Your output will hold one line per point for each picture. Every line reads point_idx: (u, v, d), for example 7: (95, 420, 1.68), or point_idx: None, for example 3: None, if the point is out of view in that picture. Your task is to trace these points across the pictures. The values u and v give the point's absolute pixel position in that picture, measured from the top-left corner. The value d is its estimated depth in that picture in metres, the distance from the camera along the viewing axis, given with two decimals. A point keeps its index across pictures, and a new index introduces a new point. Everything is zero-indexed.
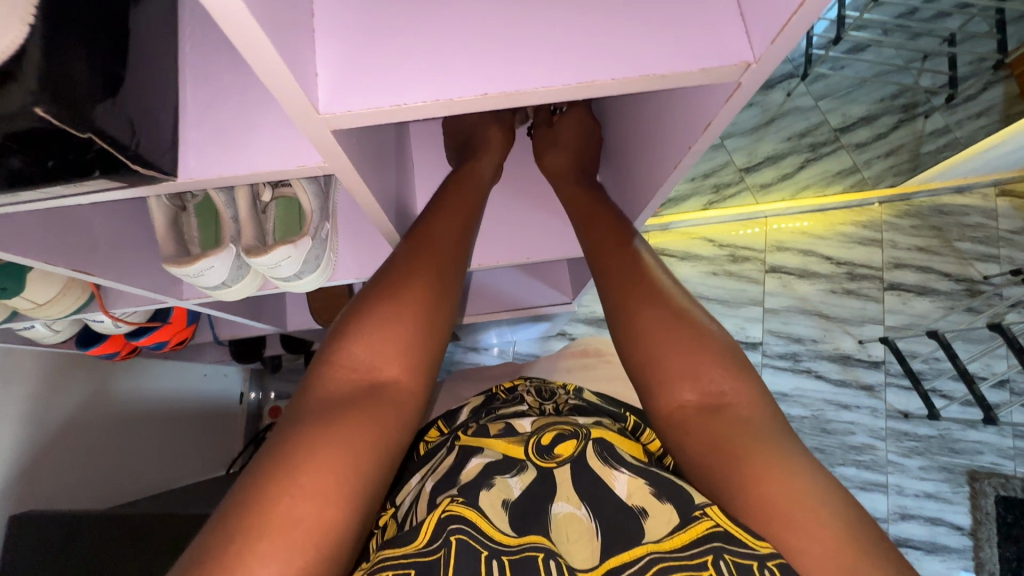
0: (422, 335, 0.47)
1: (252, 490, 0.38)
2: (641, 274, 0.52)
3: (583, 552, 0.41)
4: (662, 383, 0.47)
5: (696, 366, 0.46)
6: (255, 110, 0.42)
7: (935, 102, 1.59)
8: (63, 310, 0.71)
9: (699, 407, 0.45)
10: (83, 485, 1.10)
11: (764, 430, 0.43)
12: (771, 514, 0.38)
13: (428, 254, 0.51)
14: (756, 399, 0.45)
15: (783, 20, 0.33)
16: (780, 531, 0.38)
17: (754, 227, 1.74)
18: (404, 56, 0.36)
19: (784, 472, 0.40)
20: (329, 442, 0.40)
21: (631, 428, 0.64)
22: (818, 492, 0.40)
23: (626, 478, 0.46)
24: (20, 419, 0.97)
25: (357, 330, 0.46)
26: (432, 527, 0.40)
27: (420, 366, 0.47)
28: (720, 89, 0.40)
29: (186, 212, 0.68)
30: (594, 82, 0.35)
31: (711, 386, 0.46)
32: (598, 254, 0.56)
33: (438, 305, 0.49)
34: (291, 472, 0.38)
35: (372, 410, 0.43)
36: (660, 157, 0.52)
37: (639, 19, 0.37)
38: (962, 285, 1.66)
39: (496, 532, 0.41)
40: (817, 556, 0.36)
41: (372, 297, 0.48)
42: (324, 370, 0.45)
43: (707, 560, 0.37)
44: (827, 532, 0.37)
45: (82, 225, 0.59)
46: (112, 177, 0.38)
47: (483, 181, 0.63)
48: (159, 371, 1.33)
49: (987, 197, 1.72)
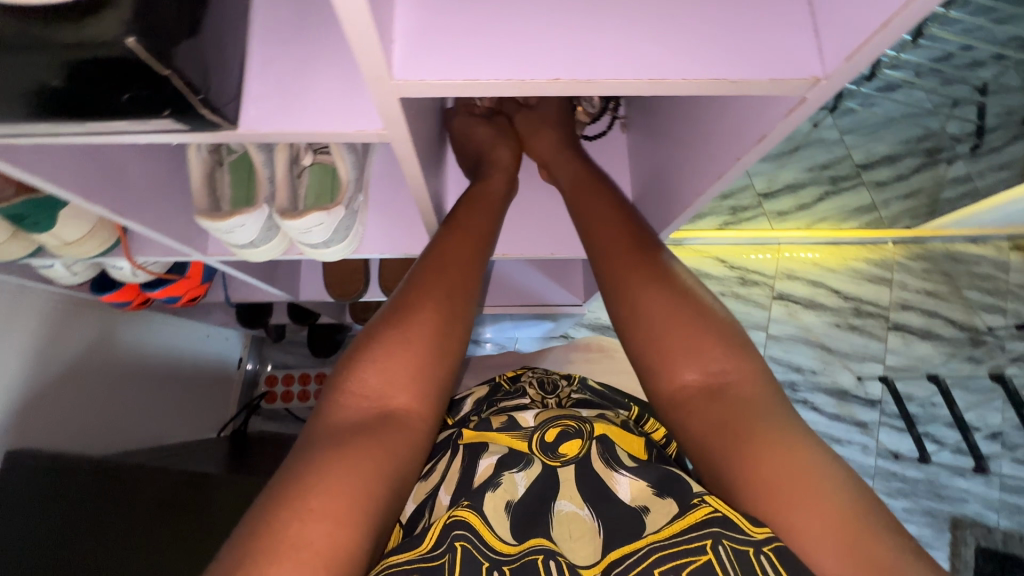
0: (433, 361, 0.47)
1: (263, 514, 0.37)
2: (647, 261, 0.52)
3: (585, 549, 0.42)
4: (664, 363, 0.47)
5: (697, 345, 0.46)
6: (318, 73, 0.42)
7: (959, 149, 1.64)
8: (88, 252, 0.70)
9: (701, 388, 0.45)
10: (82, 430, 1.09)
11: (766, 407, 0.43)
12: (768, 490, 0.38)
13: (443, 275, 0.50)
14: (757, 378, 0.45)
15: (862, 39, 0.34)
16: (778, 508, 0.37)
17: (766, 253, 1.71)
18: (478, 32, 0.36)
19: (787, 450, 0.39)
20: (341, 468, 0.39)
21: (635, 419, 0.65)
22: (820, 468, 0.39)
23: (628, 482, 0.46)
24: (27, 356, 0.97)
25: (369, 355, 0.46)
26: (437, 532, 0.40)
27: (429, 393, 0.47)
28: (782, 102, 0.41)
29: (221, 168, 0.68)
30: (666, 79, 0.35)
31: (713, 365, 0.45)
32: (605, 250, 0.55)
33: (450, 330, 0.48)
34: (302, 496, 0.37)
35: (383, 437, 0.43)
36: (708, 166, 0.52)
37: (713, 24, 0.37)
38: (966, 334, 1.64)
39: (497, 540, 0.41)
40: (816, 532, 0.35)
41: (383, 324, 0.48)
42: (336, 397, 0.45)
43: (706, 544, 0.36)
44: (827, 507, 0.36)
45: (122, 167, 0.60)
46: (179, 119, 0.38)
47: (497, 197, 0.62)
48: (163, 327, 1.33)
49: (1001, 249, 1.70)
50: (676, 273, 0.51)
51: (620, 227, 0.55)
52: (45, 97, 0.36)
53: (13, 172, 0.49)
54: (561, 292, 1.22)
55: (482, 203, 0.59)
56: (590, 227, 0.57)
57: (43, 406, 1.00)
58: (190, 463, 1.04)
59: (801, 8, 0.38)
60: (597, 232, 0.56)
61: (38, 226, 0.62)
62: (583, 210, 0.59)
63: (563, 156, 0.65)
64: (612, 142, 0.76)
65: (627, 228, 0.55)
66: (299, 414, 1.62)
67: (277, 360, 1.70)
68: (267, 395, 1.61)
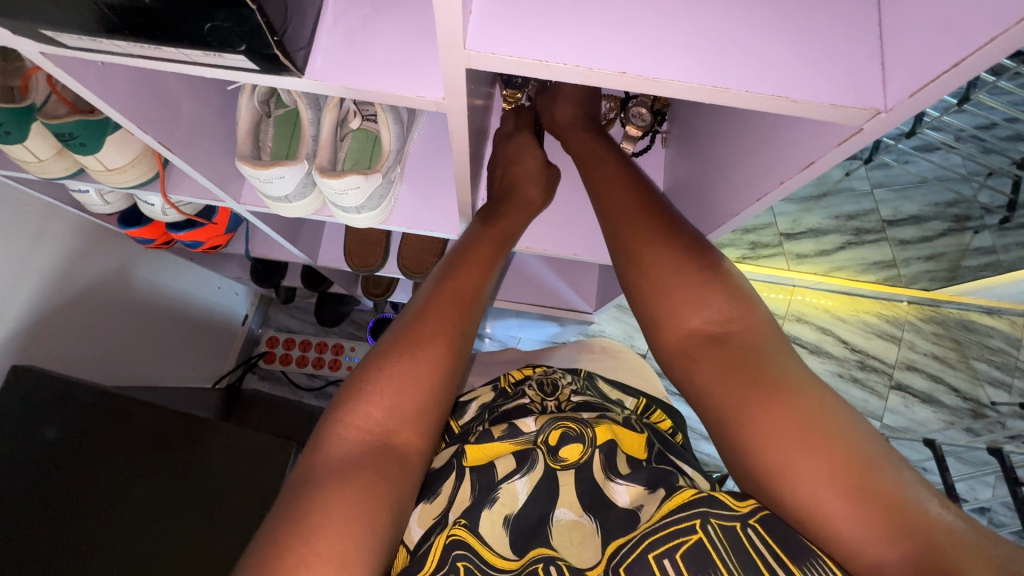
0: (434, 394, 0.46)
1: (269, 553, 0.37)
2: (651, 212, 0.51)
3: (585, 552, 0.44)
4: (669, 315, 0.46)
5: (703, 294, 0.46)
6: (389, 36, 0.44)
7: (988, 220, 1.66)
8: (128, 181, 0.71)
9: (707, 336, 0.44)
10: (85, 355, 1.10)
11: (769, 348, 0.43)
12: (775, 435, 0.38)
13: (450, 308, 0.50)
14: (760, 323, 0.45)
15: (927, 79, 0.34)
16: (785, 454, 0.38)
17: (779, 292, 1.68)
18: (553, 13, 0.38)
19: (795, 391, 0.40)
20: (343, 508, 0.39)
21: (642, 410, 0.67)
22: (830, 410, 0.39)
23: (626, 489, 0.48)
24: (46, 275, 0.98)
25: (370, 387, 0.45)
26: (439, 552, 0.41)
27: (430, 426, 0.46)
28: (835, 131, 0.41)
29: (268, 120, 0.69)
30: (729, 89, 0.37)
31: (719, 316, 0.45)
32: (612, 204, 0.54)
33: (452, 360, 0.48)
34: (307, 538, 0.38)
35: (384, 471, 0.42)
36: (747, 185, 0.53)
37: (784, 43, 0.38)
38: (968, 404, 1.63)
39: (495, 557, 0.42)
40: (824, 476, 0.36)
41: (384, 356, 0.47)
42: (335, 428, 0.44)
43: (695, 524, 0.39)
44: (835, 451, 0.37)
45: (173, 102, 0.60)
46: (252, 56, 0.39)
47: (517, 227, 0.62)
48: (177, 269, 1.34)
49: (1015, 325, 1.70)
50: (684, 228, 0.51)
51: (632, 190, 0.54)
52: (131, 12, 0.37)
53: (70, 84, 0.49)
54: (573, 296, 1.22)
55: (499, 241, 0.59)
56: (601, 193, 0.55)
57: (53, 325, 1.00)
58: (183, 405, 1.04)
59: (872, 41, 0.39)
60: (610, 196, 0.54)
61: (84, 148, 0.63)
62: (595, 170, 0.59)
63: (576, 124, 0.67)
64: (653, 158, 0.76)
65: (639, 189, 0.54)
66: (294, 378, 1.63)
67: (281, 323, 1.72)
68: (265, 355, 1.62)
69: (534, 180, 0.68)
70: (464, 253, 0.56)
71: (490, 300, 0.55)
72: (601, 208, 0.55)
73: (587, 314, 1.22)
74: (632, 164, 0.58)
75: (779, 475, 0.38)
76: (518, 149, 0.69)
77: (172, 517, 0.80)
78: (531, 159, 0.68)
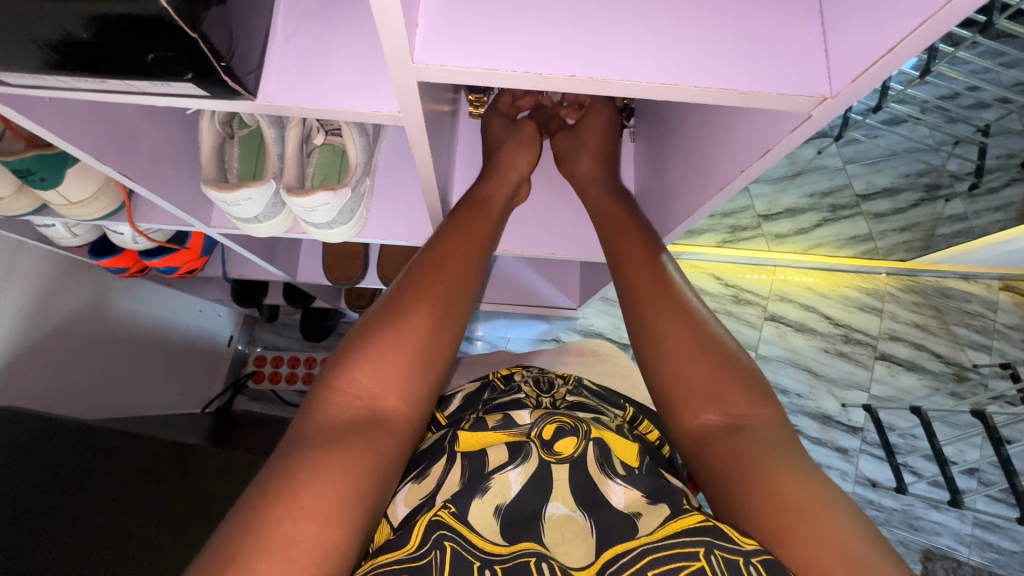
0: (426, 360, 0.46)
1: (254, 502, 0.37)
2: (670, 289, 0.53)
3: (577, 551, 0.43)
4: (686, 402, 0.48)
5: (721, 390, 0.47)
6: (341, 52, 0.44)
7: (958, 187, 1.60)
8: (93, 214, 0.70)
9: (720, 428, 0.46)
10: (64, 392, 1.07)
11: (781, 445, 0.44)
12: (777, 515, 0.40)
13: (442, 280, 0.50)
14: (775, 421, 0.46)
15: (867, 63, 0.35)
16: (789, 535, 0.39)
17: (761, 273, 1.73)
18: (502, 20, 0.38)
19: (801, 479, 0.42)
20: (332, 466, 0.39)
21: (630, 420, 0.66)
22: (829, 500, 0.41)
23: (622, 490, 0.47)
24: (20, 313, 0.96)
25: (361, 354, 0.45)
26: (422, 529, 0.41)
27: (421, 394, 0.45)
28: (787, 119, 0.42)
29: (232, 142, 0.68)
30: (678, 85, 0.37)
31: (734, 409, 0.46)
32: (633, 278, 0.55)
33: (444, 329, 0.47)
34: (294, 493, 0.37)
35: (372, 438, 0.41)
36: (711, 176, 0.54)
37: (728, 35, 0.39)
38: (951, 368, 1.66)
39: (486, 543, 0.42)
40: (818, 547, 0.38)
41: (376, 322, 0.46)
42: (327, 394, 0.44)
43: (699, 551, 0.38)
44: (829, 529, 0.38)
45: (131, 130, 0.59)
46: (200, 83, 0.39)
47: (493, 214, 0.61)
48: (153, 295, 1.32)
49: (990, 288, 1.73)
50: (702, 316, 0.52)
51: (648, 271, 0.55)
52: (70, 49, 0.37)
53: (23, 122, 0.49)
54: (557, 294, 1.22)
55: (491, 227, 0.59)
56: (622, 262, 0.57)
57: (29, 364, 0.98)
58: (169, 435, 1.03)
59: (814, 27, 0.39)
60: (632, 270, 0.56)
61: (44, 183, 0.62)
62: (621, 235, 0.60)
63: (594, 175, 0.67)
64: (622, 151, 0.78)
65: (654, 264, 0.55)
66: (285, 397, 1.61)
67: (268, 341, 1.70)
68: (254, 376, 1.61)
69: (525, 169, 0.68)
70: (456, 227, 0.56)
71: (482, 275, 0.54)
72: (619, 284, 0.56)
73: (573, 310, 1.23)
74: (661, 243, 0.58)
75: (778, 539, 0.39)
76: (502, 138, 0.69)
77: (144, 532, 0.77)
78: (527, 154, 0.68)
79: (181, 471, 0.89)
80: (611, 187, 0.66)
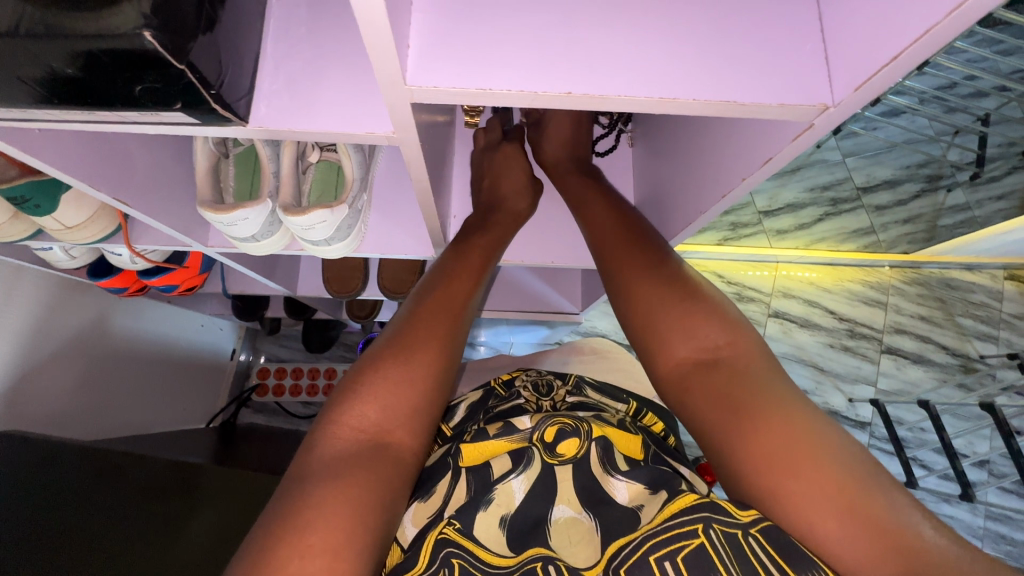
0: (428, 393, 0.46)
1: (262, 547, 0.36)
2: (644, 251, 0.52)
3: (584, 552, 0.42)
4: (659, 344, 0.46)
5: (692, 326, 0.46)
6: (331, 73, 0.43)
7: (959, 177, 1.58)
8: (89, 237, 0.69)
9: (700, 364, 0.44)
10: (67, 414, 1.07)
11: (760, 377, 0.42)
12: (765, 462, 0.38)
13: (440, 310, 0.50)
14: (753, 351, 0.44)
15: (869, 73, 0.35)
16: (779, 482, 0.37)
17: (763, 269, 1.73)
18: (493, 39, 0.38)
19: (784, 417, 0.39)
20: (338, 499, 0.38)
21: (634, 414, 0.65)
22: (814, 434, 0.39)
23: (625, 486, 0.46)
24: (21, 336, 0.95)
25: (363, 388, 0.44)
26: (430, 550, 0.40)
27: (424, 424, 0.45)
28: (788, 127, 0.41)
29: (227, 161, 0.68)
30: (676, 99, 0.37)
31: (708, 342, 0.45)
32: (609, 242, 0.55)
33: (446, 360, 0.48)
34: (299, 532, 0.36)
35: (377, 468, 0.41)
36: (711, 185, 0.53)
37: (723, 44, 0.38)
38: (958, 360, 1.65)
39: (494, 557, 0.41)
40: (809, 496, 0.36)
41: (378, 357, 0.46)
42: (328, 429, 0.43)
43: (697, 528, 0.37)
44: (823, 473, 0.37)
45: (124, 154, 0.58)
46: (190, 112, 0.39)
47: (507, 235, 0.63)
48: (153, 312, 1.31)
49: (995, 278, 1.71)
50: (674, 262, 0.52)
51: (620, 235, 0.55)
52: (55, 83, 0.36)
53: (15, 153, 0.48)
54: (559, 298, 1.22)
55: (486, 251, 0.59)
56: (598, 237, 0.56)
57: (34, 387, 0.98)
58: (175, 454, 1.02)
59: (815, 35, 0.39)
60: (607, 241, 0.55)
61: (39, 209, 0.62)
62: (594, 214, 0.59)
63: (562, 165, 0.68)
64: (619, 156, 0.77)
65: (626, 228, 0.55)
66: (289, 408, 1.61)
67: (270, 353, 1.70)
68: (257, 389, 1.61)
69: (522, 193, 0.68)
70: (453, 262, 0.56)
71: (479, 306, 0.54)
72: (595, 253, 0.56)
73: (574, 314, 1.22)
74: (629, 207, 0.59)
75: (770, 496, 0.38)
76: (502, 164, 0.69)
77: (142, 547, 0.76)
78: (519, 172, 0.69)
79: (186, 490, 0.89)
80: (572, 166, 0.67)
